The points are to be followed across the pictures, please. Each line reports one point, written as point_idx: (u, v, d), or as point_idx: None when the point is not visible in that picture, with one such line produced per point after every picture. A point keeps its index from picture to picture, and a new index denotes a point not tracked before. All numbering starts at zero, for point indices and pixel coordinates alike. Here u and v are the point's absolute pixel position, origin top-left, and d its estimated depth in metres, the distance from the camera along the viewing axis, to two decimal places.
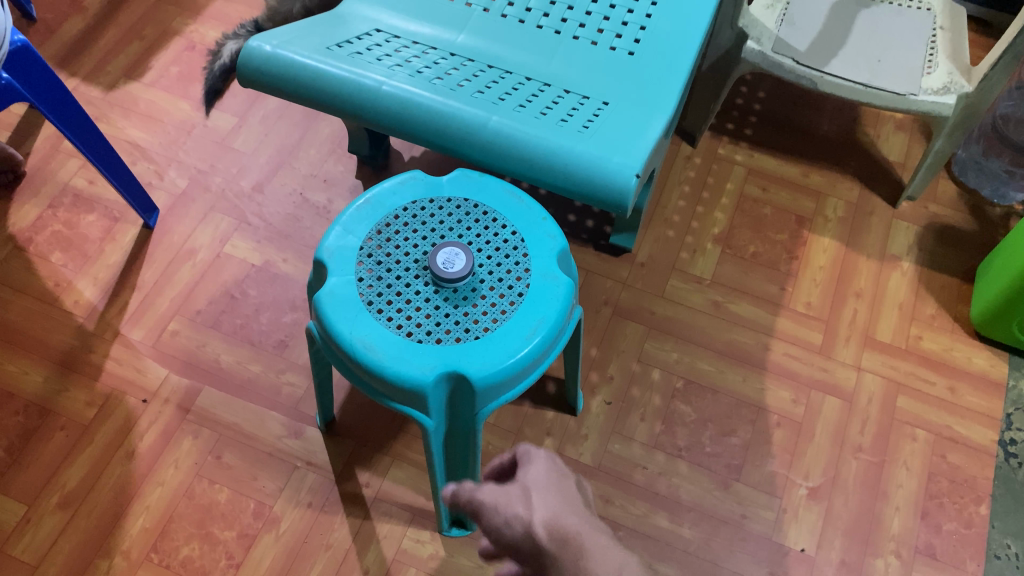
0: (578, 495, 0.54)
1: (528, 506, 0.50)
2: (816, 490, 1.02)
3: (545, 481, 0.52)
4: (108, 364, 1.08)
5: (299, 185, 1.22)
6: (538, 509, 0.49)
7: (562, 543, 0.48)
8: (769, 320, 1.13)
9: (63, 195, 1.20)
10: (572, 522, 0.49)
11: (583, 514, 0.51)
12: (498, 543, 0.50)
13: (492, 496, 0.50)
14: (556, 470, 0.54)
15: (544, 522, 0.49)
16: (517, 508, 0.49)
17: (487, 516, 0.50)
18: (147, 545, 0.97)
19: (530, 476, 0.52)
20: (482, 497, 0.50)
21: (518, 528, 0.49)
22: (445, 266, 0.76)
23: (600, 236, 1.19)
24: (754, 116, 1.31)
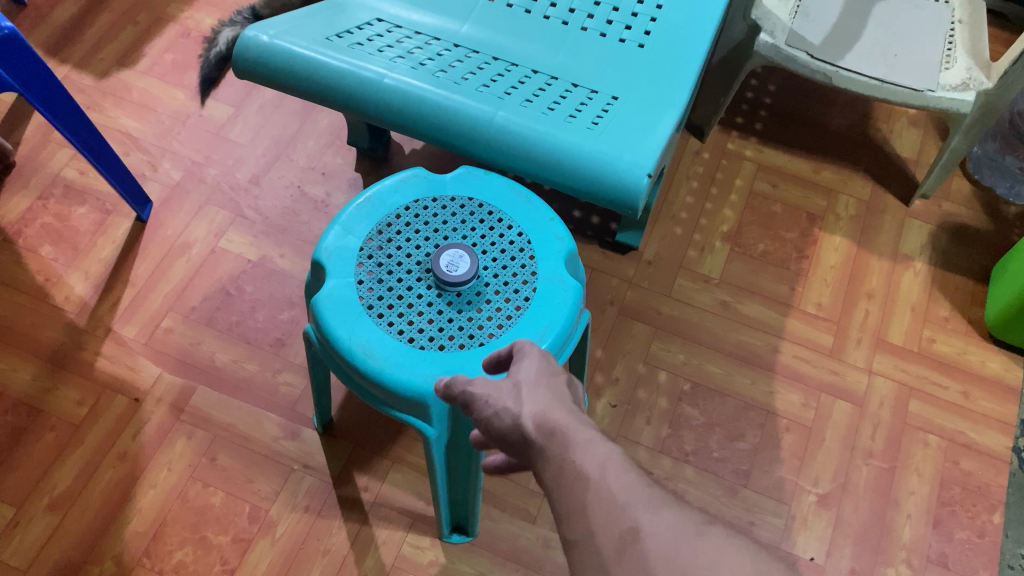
0: (572, 387, 0.54)
1: (514, 398, 0.51)
2: (826, 496, 0.99)
3: (535, 375, 0.53)
4: (99, 361, 1.05)
5: (296, 178, 1.19)
6: (519, 400, 0.51)
7: (538, 431, 0.49)
8: (779, 320, 1.10)
9: (54, 185, 1.17)
10: (552, 410, 0.50)
11: (567, 403, 0.51)
12: (492, 432, 0.53)
13: (482, 391, 0.53)
14: (549, 367, 0.55)
15: (526, 414, 0.50)
16: (501, 399, 0.52)
17: (479, 407, 0.53)
18: (138, 549, 0.94)
19: (520, 371, 0.54)
20: (474, 390, 0.54)
21: (503, 418, 0.51)
22: (447, 269, 0.73)
23: (606, 233, 1.16)
24: (764, 110, 1.28)
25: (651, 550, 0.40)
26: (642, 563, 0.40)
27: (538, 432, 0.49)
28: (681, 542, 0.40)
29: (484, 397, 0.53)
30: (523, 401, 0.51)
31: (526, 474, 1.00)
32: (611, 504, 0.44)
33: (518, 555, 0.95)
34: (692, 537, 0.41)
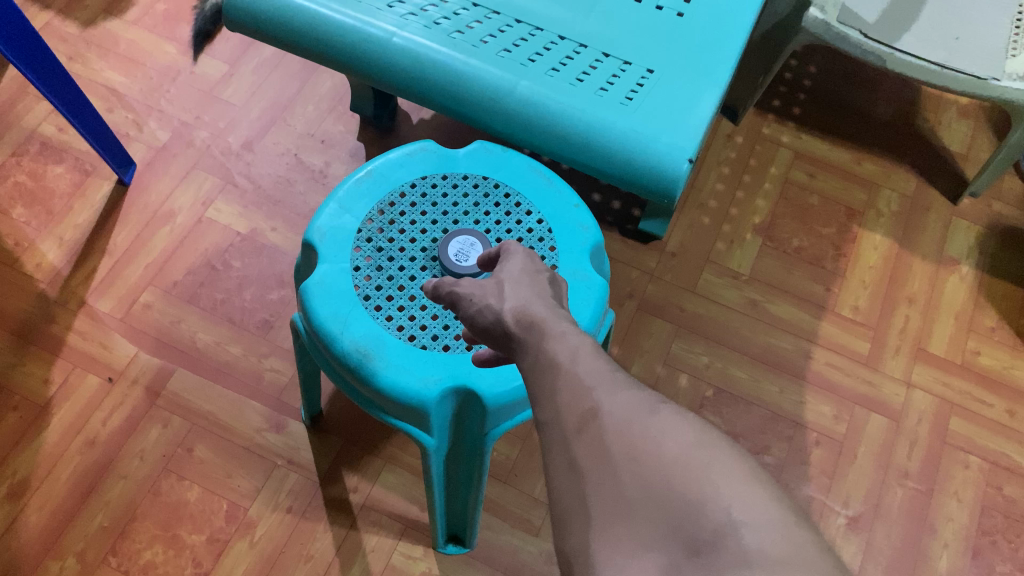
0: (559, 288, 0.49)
1: (497, 294, 0.46)
2: (857, 519, 0.91)
3: (519, 272, 0.48)
4: (70, 337, 0.96)
5: (293, 145, 1.09)
6: (501, 293, 0.46)
7: (516, 324, 0.43)
8: (811, 324, 1.01)
9: (29, 141, 1.07)
10: (532, 304, 0.44)
11: (552, 299, 0.46)
12: (478, 332, 0.47)
13: (467, 288, 0.48)
14: (534, 266, 0.49)
15: (507, 309, 0.45)
16: (481, 294, 0.47)
17: (463, 305, 0.47)
18: (104, 546, 0.86)
19: (504, 269, 0.49)
20: (459, 289, 0.48)
21: (484, 312, 0.45)
22: (460, 253, 0.65)
23: (627, 220, 1.06)
24: (803, 93, 1.18)
25: (609, 425, 0.35)
26: (598, 440, 0.35)
27: (516, 322, 0.43)
28: (634, 416, 0.35)
29: (466, 294, 0.47)
30: (505, 296, 0.45)
31: (530, 481, 0.92)
32: (578, 384, 0.38)
33: (518, 570, 0.87)
34: (645, 413, 0.35)
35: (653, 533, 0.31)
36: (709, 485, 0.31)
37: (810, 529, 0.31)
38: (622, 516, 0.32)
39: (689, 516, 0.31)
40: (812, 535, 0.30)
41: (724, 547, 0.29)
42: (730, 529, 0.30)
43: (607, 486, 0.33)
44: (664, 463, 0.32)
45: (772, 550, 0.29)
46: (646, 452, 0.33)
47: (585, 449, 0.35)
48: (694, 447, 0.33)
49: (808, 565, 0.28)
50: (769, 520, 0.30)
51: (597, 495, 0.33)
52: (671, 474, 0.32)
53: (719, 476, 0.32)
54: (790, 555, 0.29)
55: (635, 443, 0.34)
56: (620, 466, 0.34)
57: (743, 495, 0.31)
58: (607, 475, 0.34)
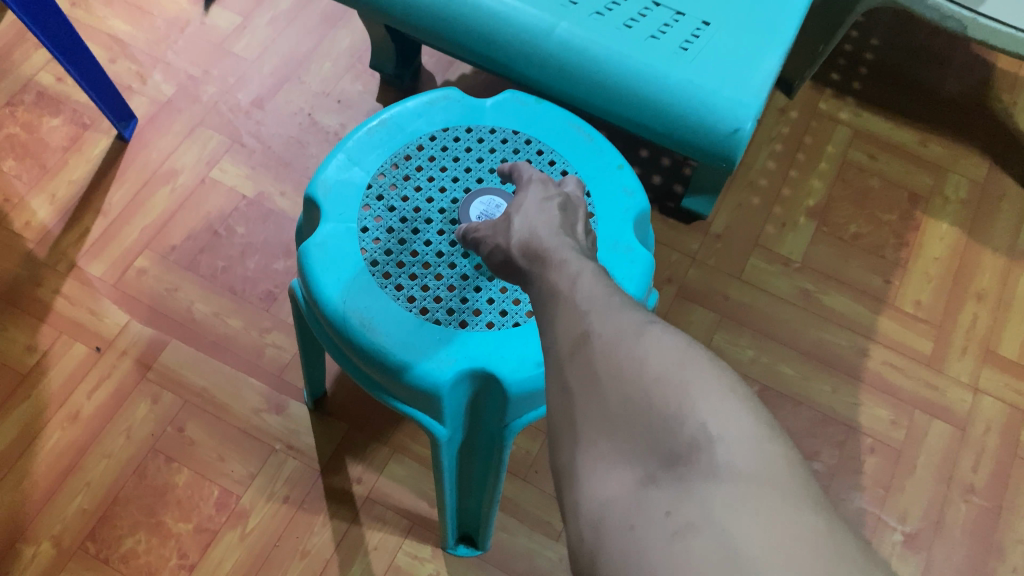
0: (574, 210, 0.49)
1: (505, 232, 0.47)
2: (914, 537, 0.81)
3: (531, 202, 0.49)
4: (57, 302, 0.88)
5: (307, 104, 1.01)
6: (507, 226, 0.47)
7: (521, 253, 0.44)
8: (868, 318, 0.92)
9: (25, 91, 1.00)
10: (540, 231, 0.45)
11: (559, 222, 0.46)
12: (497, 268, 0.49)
13: (484, 229, 0.50)
14: (547, 194, 0.50)
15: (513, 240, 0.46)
16: (491, 233, 0.49)
17: (483, 246, 0.50)
18: (82, 531, 0.78)
19: (515, 201, 0.50)
20: (479, 230, 0.51)
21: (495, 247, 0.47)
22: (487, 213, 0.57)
23: (668, 197, 0.97)
24: (864, 67, 1.08)
25: (597, 341, 0.33)
26: (588, 363, 0.33)
27: (517, 252, 0.44)
28: (621, 333, 0.33)
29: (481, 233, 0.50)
30: (513, 226, 0.47)
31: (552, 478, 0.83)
32: (574, 308, 0.36)
33: None
34: (631, 330, 0.33)
35: (631, 447, 0.30)
36: (688, 401, 0.30)
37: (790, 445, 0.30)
38: (603, 431, 0.31)
39: (666, 431, 0.29)
40: (791, 452, 0.29)
41: (698, 462, 0.28)
42: (705, 445, 0.28)
43: (592, 407, 0.32)
44: (645, 379, 0.31)
45: (743, 464, 0.28)
46: (628, 368, 0.32)
47: (573, 367, 0.34)
48: (676, 361, 0.31)
49: (779, 483, 0.27)
50: (745, 435, 0.29)
51: (583, 412, 0.32)
52: (650, 389, 0.31)
53: (699, 391, 0.30)
54: (763, 472, 0.27)
55: (618, 357, 0.32)
56: (603, 382, 0.32)
57: (721, 410, 0.29)
58: (592, 391, 0.32)
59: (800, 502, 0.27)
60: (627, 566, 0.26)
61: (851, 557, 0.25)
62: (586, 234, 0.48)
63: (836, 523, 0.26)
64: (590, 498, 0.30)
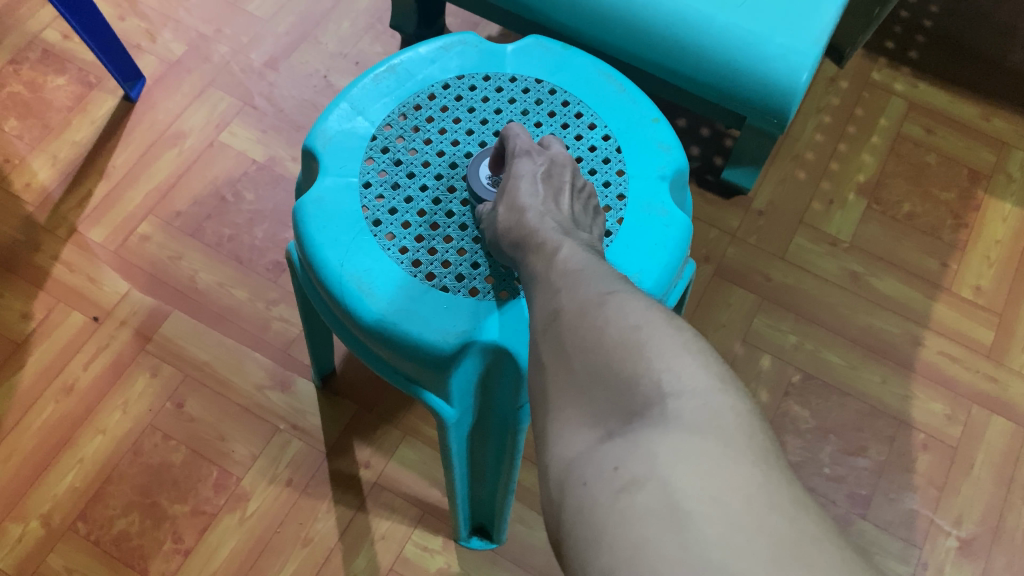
0: (560, 176, 0.46)
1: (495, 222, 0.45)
2: (970, 542, 0.74)
3: (513, 175, 0.46)
4: (55, 268, 0.84)
5: (323, 65, 0.95)
6: (494, 211, 0.46)
7: (511, 248, 0.43)
8: (923, 304, 0.84)
9: (30, 47, 0.95)
10: (523, 219, 0.43)
11: (542, 203, 0.44)
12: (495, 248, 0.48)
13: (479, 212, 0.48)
14: (534, 162, 0.47)
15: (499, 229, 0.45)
16: (484, 223, 0.47)
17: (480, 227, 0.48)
18: (72, 511, 0.74)
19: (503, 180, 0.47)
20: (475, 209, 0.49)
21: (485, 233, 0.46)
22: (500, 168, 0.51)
23: (706, 170, 0.90)
24: (922, 34, 1.00)
25: (566, 315, 0.35)
26: (558, 334, 0.35)
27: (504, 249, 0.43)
28: (588, 304, 0.35)
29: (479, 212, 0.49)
30: (500, 211, 0.45)
31: None
32: (548, 284, 0.38)
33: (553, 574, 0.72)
34: (600, 301, 0.35)
35: (594, 410, 0.32)
36: (644, 361, 0.31)
37: (747, 403, 0.31)
38: (571, 397, 0.33)
39: (624, 391, 0.31)
40: (743, 403, 0.30)
41: (649, 416, 0.30)
42: (659, 400, 0.30)
43: (563, 375, 0.34)
44: (607, 344, 0.33)
45: (692, 417, 0.29)
46: (592, 335, 0.33)
47: (546, 342, 0.36)
48: (635, 323, 0.33)
49: (725, 434, 0.28)
50: (697, 390, 0.30)
51: (555, 383, 0.34)
52: (611, 354, 0.32)
53: (653, 351, 0.32)
54: (709, 421, 0.29)
55: (585, 326, 0.34)
56: (571, 352, 0.34)
57: (677, 366, 0.31)
58: (562, 362, 0.34)
59: (744, 453, 0.28)
60: (579, 516, 0.28)
61: (785, 501, 0.26)
62: (573, 202, 0.45)
63: (779, 473, 0.27)
64: (556, 461, 0.31)
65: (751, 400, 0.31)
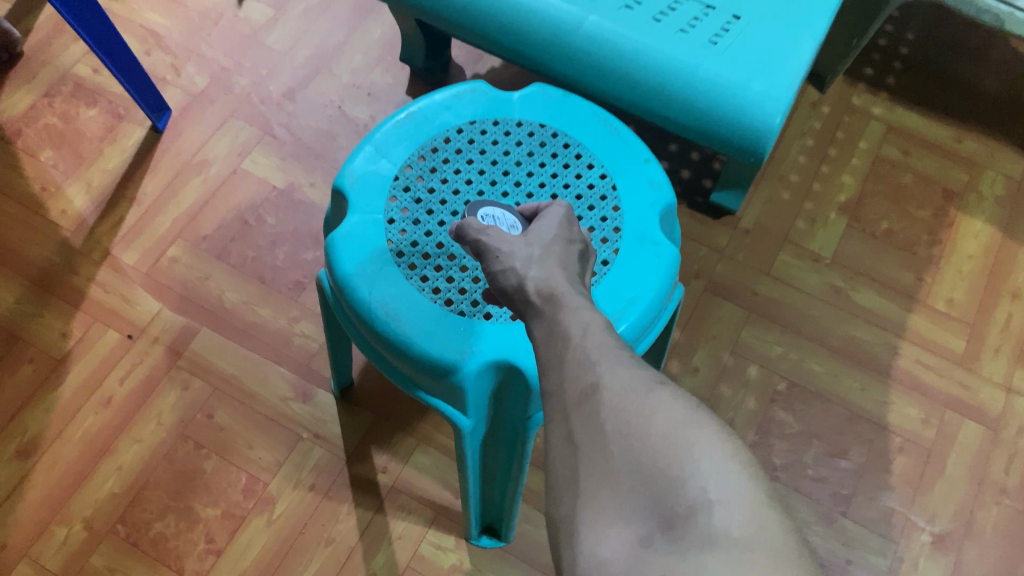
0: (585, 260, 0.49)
1: (525, 262, 0.46)
2: (943, 537, 0.80)
3: (551, 234, 0.48)
4: (91, 289, 0.90)
5: (337, 96, 1.01)
6: (527, 255, 0.47)
7: (536, 292, 0.44)
8: (900, 316, 0.91)
9: (63, 81, 1.02)
10: (557, 278, 0.45)
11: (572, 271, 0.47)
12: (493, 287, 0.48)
13: (497, 242, 0.48)
14: (569, 233, 0.50)
15: (530, 277, 0.45)
16: (509, 257, 0.47)
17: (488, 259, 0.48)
18: (113, 515, 0.80)
19: (535, 232, 0.49)
20: (489, 240, 0.49)
21: (506, 275, 0.46)
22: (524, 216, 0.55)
23: (696, 192, 0.97)
24: (899, 61, 1.06)
25: (605, 399, 0.37)
26: (595, 414, 0.36)
27: (535, 296, 0.44)
28: (630, 391, 0.37)
29: (491, 241, 0.48)
30: (533, 260, 0.46)
31: None
32: (583, 358, 0.39)
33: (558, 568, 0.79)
34: (641, 391, 0.37)
35: (634, 509, 0.33)
36: (690, 465, 0.33)
37: (782, 512, 0.33)
38: (606, 488, 0.34)
39: (669, 493, 0.32)
40: (784, 516, 0.32)
41: (695, 523, 0.31)
42: (704, 508, 0.31)
43: (596, 456, 0.35)
44: (652, 440, 0.34)
45: (737, 531, 0.30)
46: (636, 428, 0.35)
47: (582, 421, 0.37)
48: (681, 424, 0.35)
49: (772, 550, 0.30)
50: (741, 500, 0.32)
51: (588, 469, 0.35)
52: (655, 452, 0.34)
53: (700, 455, 0.33)
54: (755, 535, 0.30)
55: (626, 415, 0.35)
56: (610, 439, 0.35)
57: (720, 474, 0.32)
58: (598, 446, 0.36)
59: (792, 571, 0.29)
60: None
61: None
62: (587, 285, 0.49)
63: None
64: (589, 555, 0.32)
65: (784, 507, 0.33)
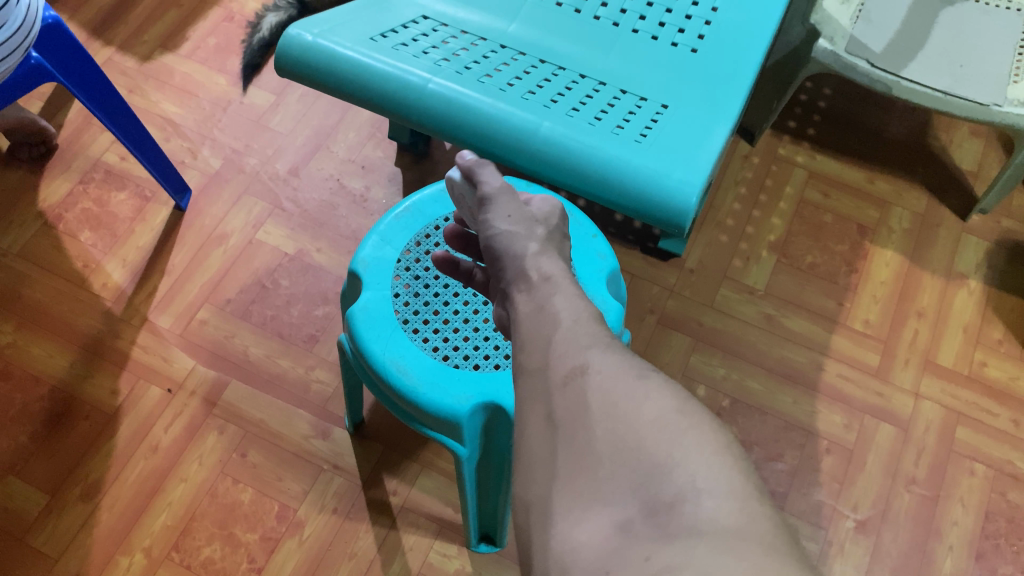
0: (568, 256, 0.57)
1: (528, 240, 0.53)
2: (865, 523, 0.96)
3: (553, 222, 0.57)
4: (134, 351, 1.05)
5: (336, 171, 1.18)
6: (530, 237, 0.54)
7: (534, 270, 0.51)
8: (824, 337, 1.07)
9: (95, 170, 1.17)
10: (555, 266, 0.52)
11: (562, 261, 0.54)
12: (493, 251, 0.55)
13: (508, 215, 0.55)
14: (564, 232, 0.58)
15: (529, 256, 0.52)
16: (516, 235, 0.54)
17: (498, 226, 0.55)
18: (167, 543, 0.94)
19: (540, 219, 0.56)
20: (502, 210, 0.56)
21: (510, 245, 0.53)
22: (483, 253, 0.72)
23: (647, 239, 1.13)
24: (818, 114, 1.24)
25: (590, 383, 0.42)
26: (581, 393, 0.42)
27: (534, 273, 0.50)
28: (619, 379, 0.42)
29: (504, 213, 0.55)
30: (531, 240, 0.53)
31: None
32: (568, 342, 0.45)
33: None
34: (632, 376, 0.42)
35: (619, 494, 0.37)
36: (680, 458, 0.37)
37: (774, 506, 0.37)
38: (587, 471, 0.39)
39: (656, 481, 0.37)
40: (770, 510, 0.36)
41: (683, 510, 0.35)
42: (692, 497, 0.36)
43: (581, 434, 0.40)
44: (639, 429, 0.39)
45: (724, 519, 0.35)
46: (626, 418, 0.40)
47: (568, 400, 0.42)
48: (672, 415, 0.39)
49: (758, 539, 0.34)
50: (726, 491, 0.36)
51: (573, 448, 0.40)
52: (645, 441, 0.38)
53: (690, 450, 0.37)
54: (744, 526, 0.34)
55: (614, 402, 0.41)
56: (596, 422, 0.40)
57: (707, 468, 0.37)
58: (585, 428, 0.40)
59: (776, 554, 0.33)
60: None
61: None
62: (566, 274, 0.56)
63: (804, 573, 0.33)
64: (570, 534, 0.37)
65: (769, 501, 0.37)
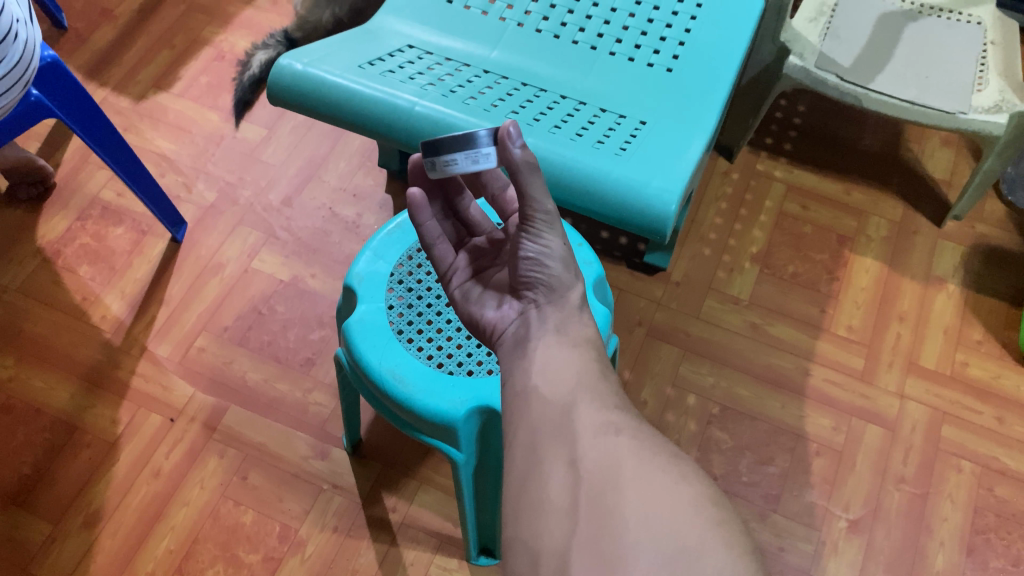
0: None
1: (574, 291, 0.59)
2: (857, 522, 0.97)
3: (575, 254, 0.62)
4: (135, 380, 1.07)
5: (328, 199, 1.21)
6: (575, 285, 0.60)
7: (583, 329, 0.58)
8: (809, 343, 1.10)
9: (92, 207, 1.20)
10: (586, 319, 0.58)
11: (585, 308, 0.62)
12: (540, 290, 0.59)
13: (561, 257, 0.58)
14: None
15: (575, 310, 0.59)
16: (565, 284, 0.59)
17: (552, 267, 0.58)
18: (171, 567, 0.95)
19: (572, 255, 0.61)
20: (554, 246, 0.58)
21: (560, 295, 0.59)
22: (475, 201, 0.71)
23: (633, 254, 1.17)
24: (794, 130, 1.28)
25: (621, 445, 0.45)
26: (612, 450, 0.45)
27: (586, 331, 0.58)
28: (656, 456, 0.44)
29: (557, 251, 0.58)
30: (574, 279, 0.59)
31: None
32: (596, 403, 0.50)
33: None
34: (668, 455, 0.44)
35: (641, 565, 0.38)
36: (709, 551, 0.38)
37: None
38: (612, 534, 0.40)
39: (682, 565, 0.38)
40: None
41: None
42: None
43: (610, 492, 0.42)
44: (670, 508, 0.40)
45: None
46: (657, 493, 0.41)
47: (599, 458, 0.45)
48: (704, 504, 0.41)
49: None
50: None
51: (599, 507, 0.42)
52: (675, 521, 0.39)
53: (720, 545, 0.38)
54: None
55: (649, 473, 0.43)
56: (626, 485, 0.42)
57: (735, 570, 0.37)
58: (615, 490, 0.42)
59: None
60: None
61: None
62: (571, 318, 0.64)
63: None
64: None
65: None
